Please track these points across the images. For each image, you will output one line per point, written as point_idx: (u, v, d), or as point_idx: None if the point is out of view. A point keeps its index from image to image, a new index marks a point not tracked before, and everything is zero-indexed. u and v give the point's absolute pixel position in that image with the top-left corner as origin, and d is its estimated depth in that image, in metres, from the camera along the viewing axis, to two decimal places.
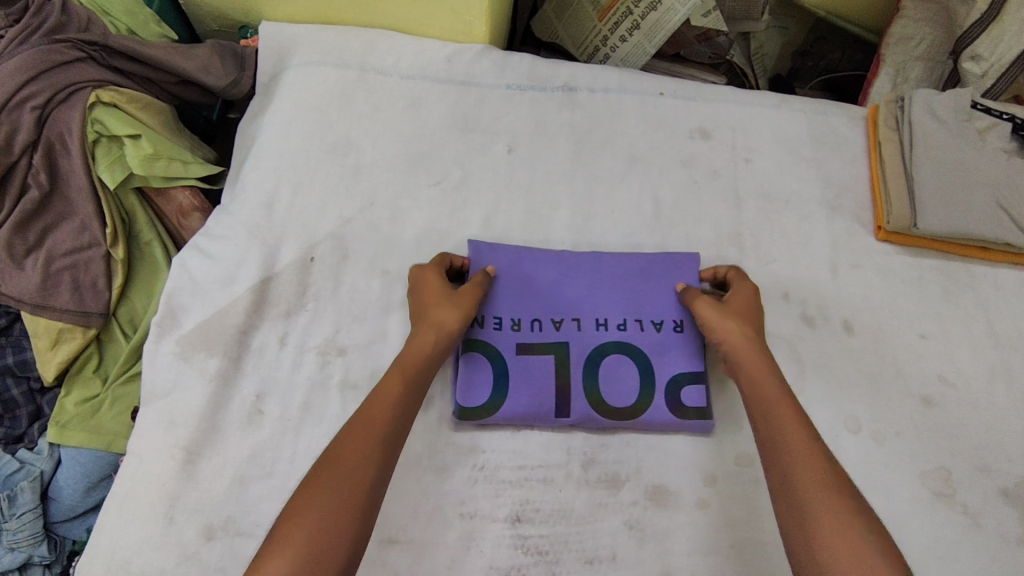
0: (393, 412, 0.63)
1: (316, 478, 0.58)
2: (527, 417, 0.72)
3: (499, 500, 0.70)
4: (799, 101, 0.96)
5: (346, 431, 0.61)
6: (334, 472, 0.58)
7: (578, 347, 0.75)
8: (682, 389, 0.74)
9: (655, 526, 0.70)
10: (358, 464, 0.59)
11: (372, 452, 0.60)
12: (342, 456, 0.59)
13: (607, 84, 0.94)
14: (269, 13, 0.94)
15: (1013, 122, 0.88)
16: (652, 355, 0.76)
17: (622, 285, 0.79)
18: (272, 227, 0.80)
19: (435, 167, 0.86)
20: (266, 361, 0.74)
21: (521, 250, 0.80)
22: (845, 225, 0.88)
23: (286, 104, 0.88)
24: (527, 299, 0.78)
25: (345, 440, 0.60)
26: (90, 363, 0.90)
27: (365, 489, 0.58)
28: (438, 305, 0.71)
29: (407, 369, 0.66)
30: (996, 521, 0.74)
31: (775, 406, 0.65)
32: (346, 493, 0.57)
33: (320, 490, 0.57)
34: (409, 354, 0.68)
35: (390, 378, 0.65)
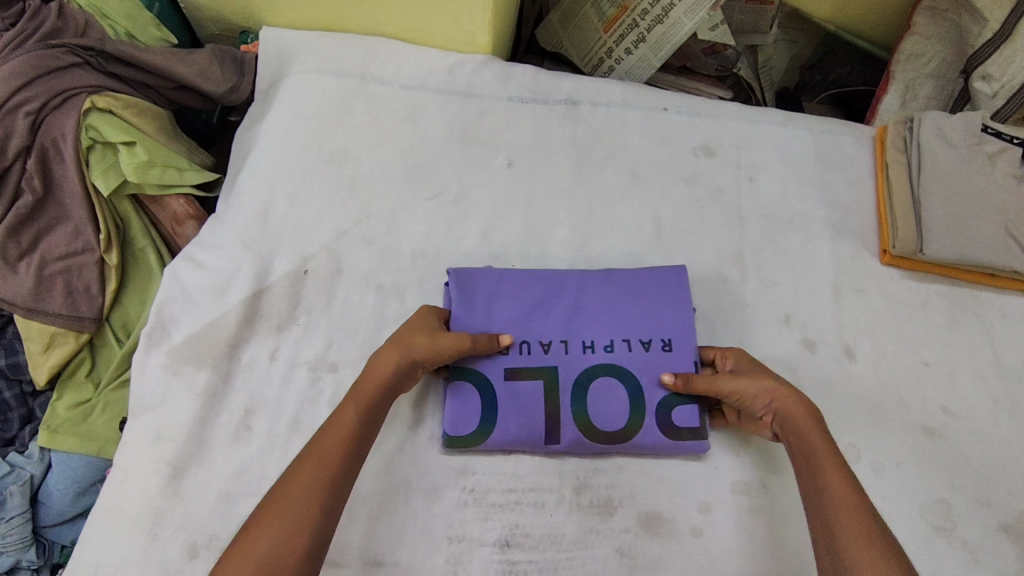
0: (347, 438, 0.62)
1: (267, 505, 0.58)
2: (517, 443, 0.71)
3: (488, 524, 0.69)
4: (805, 119, 0.95)
5: (300, 458, 0.61)
6: (281, 497, 0.58)
7: (567, 370, 0.73)
8: (675, 410, 0.72)
9: (647, 554, 0.69)
10: (301, 489, 0.59)
11: (318, 476, 0.59)
12: (288, 483, 0.59)
13: (610, 98, 0.93)
14: (270, 18, 0.93)
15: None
16: (643, 377, 0.74)
17: (609, 305, 0.76)
18: (266, 239, 0.79)
19: (434, 179, 0.85)
20: (256, 376, 0.73)
21: (503, 272, 0.78)
22: (849, 248, 0.87)
23: (284, 113, 0.87)
24: (512, 321, 0.75)
25: (297, 468, 0.60)
26: (82, 368, 0.89)
27: (308, 513, 0.58)
28: (408, 333, 0.69)
29: (359, 403, 0.64)
30: (998, 557, 0.72)
31: (824, 475, 0.63)
32: (288, 516, 0.57)
33: (274, 515, 0.57)
34: (369, 375, 0.66)
35: (345, 408, 0.65)
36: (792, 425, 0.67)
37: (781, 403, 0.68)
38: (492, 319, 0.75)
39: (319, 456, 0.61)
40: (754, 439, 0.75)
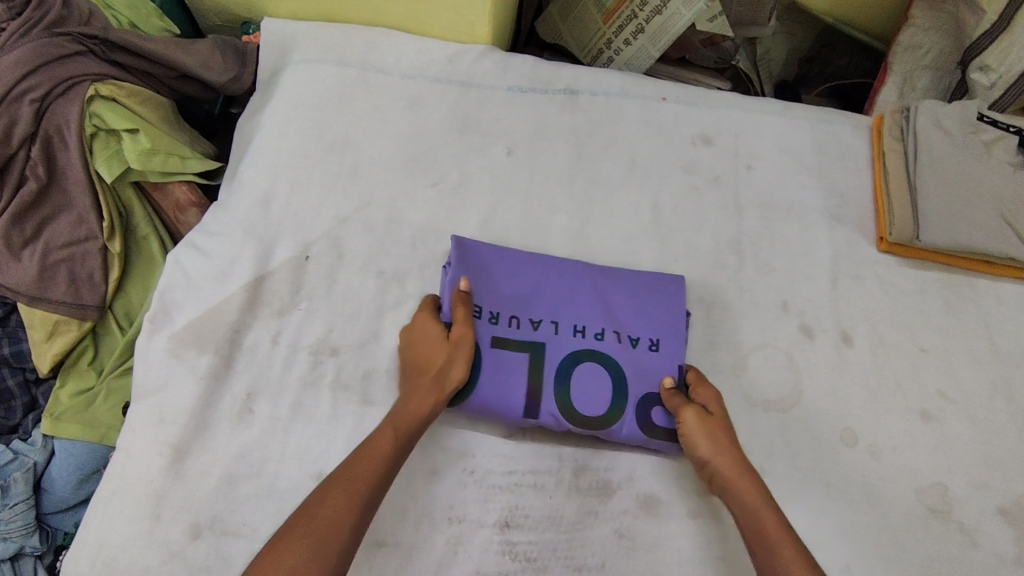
0: (381, 469, 0.62)
1: (295, 524, 0.58)
2: (492, 412, 0.71)
3: (488, 505, 0.69)
4: (802, 108, 0.95)
5: (332, 478, 0.61)
6: (314, 517, 0.58)
7: (553, 350, 0.74)
8: (653, 408, 0.73)
9: (645, 535, 0.69)
10: (340, 512, 0.59)
11: (351, 498, 0.60)
12: (322, 504, 0.59)
13: (609, 87, 0.93)
14: (272, 9, 0.94)
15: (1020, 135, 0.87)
16: (628, 368, 0.74)
17: (603, 297, 0.77)
18: (268, 225, 0.79)
19: (434, 167, 0.85)
20: (259, 360, 0.73)
21: (506, 250, 0.79)
22: (846, 235, 0.87)
23: (285, 102, 0.88)
24: (505, 296, 0.76)
25: (329, 487, 0.60)
26: (85, 355, 0.90)
27: (343, 536, 0.58)
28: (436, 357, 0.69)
29: (399, 428, 0.65)
30: (993, 539, 0.73)
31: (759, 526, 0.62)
32: (319, 539, 0.57)
33: (298, 536, 0.57)
34: (409, 409, 0.66)
35: (381, 437, 0.64)
36: (726, 483, 0.65)
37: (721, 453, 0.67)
38: (486, 291, 0.75)
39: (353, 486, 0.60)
40: (751, 422, 0.76)
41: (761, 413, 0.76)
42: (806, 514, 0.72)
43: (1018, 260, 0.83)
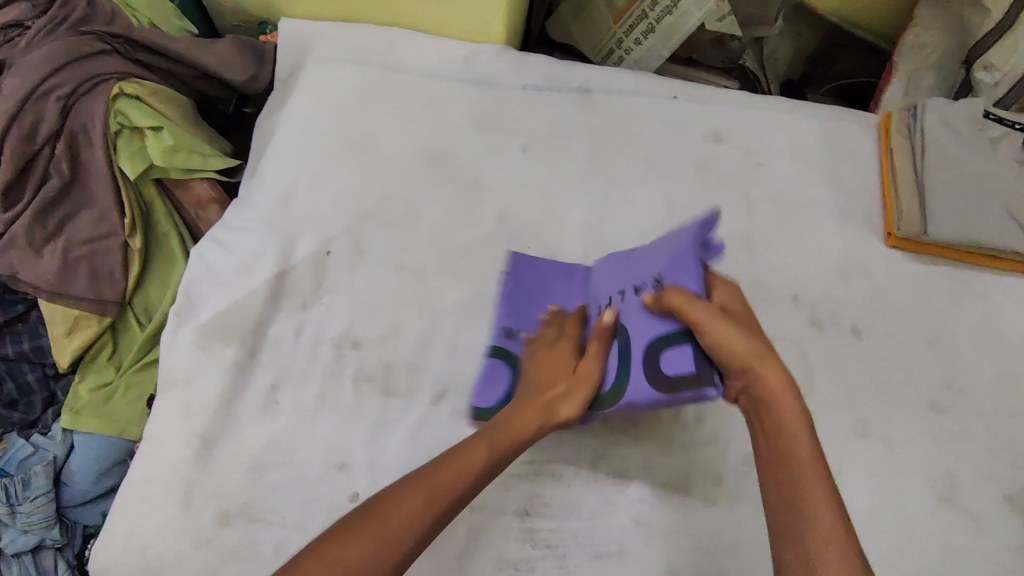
0: (463, 482, 0.57)
1: (367, 517, 0.53)
2: None
3: (509, 494, 0.71)
4: (812, 106, 0.97)
5: (415, 475, 0.57)
6: (386, 517, 0.53)
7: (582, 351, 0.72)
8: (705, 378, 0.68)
9: (662, 523, 0.71)
10: (414, 513, 0.54)
11: (436, 500, 0.55)
12: (399, 505, 0.54)
13: (622, 86, 0.95)
14: (289, 10, 0.96)
15: None
16: None
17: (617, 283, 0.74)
18: (289, 221, 0.81)
19: (452, 165, 0.87)
20: (283, 353, 0.75)
21: (526, 259, 0.80)
22: (856, 231, 0.89)
23: (305, 100, 0.89)
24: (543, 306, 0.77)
25: (412, 483, 0.56)
26: (104, 352, 0.91)
27: (415, 534, 0.53)
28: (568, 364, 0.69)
29: (494, 445, 0.60)
30: (1002, 527, 0.75)
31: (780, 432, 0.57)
32: (386, 537, 0.52)
33: (369, 533, 0.52)
34: (507, 427, 0.63)
35: (472, 449, 0.60)
36: (759, 394, 0.59)
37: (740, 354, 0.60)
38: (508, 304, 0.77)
39: (430, 490, 0.56)
40: None
41: None
42: None
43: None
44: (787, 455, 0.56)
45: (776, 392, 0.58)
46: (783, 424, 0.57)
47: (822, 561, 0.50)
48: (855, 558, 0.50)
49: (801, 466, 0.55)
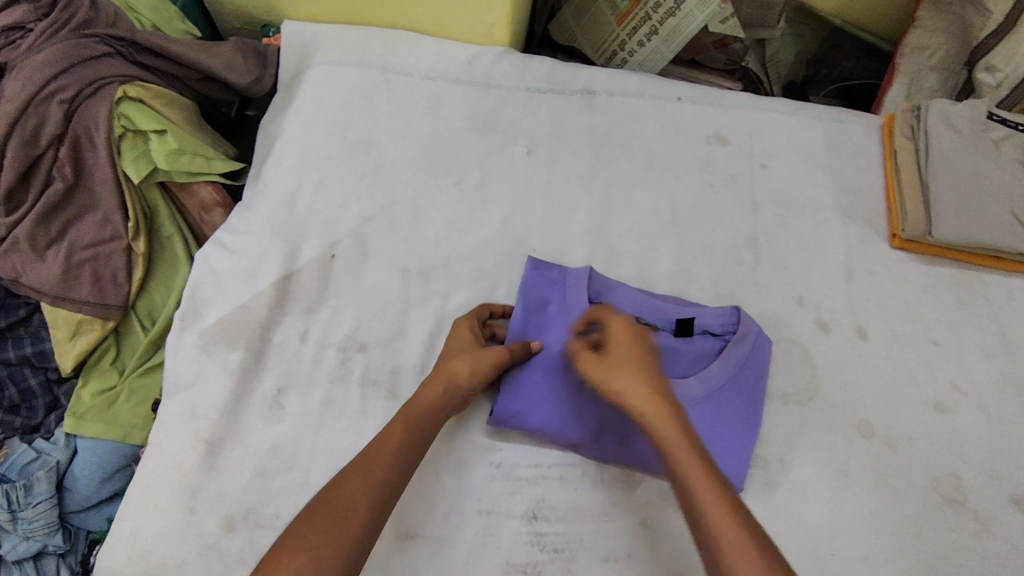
0: (391, 463, 0.62)
1: (315, 508, 0.58)
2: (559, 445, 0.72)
3: (515, 498, 0.71)
4: (814, 108, 0.96)
5: (345, 468, 0.61)
6: (332, 503, 0.58)
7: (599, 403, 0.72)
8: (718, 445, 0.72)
9: (669, 526, 0.71)
10: (357, 493, 0.59)
11: (372, 481, 0.60)
12: (340, 490, 0.59)
13: (625, 87, 0.95)
14: (291, 12, 0.95)
15: None
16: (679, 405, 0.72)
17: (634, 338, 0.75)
18: (293, 224, 0.81)
19: (456, 167, 0.87)
20: (288, 356, 0.74)
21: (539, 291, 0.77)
22: (860, 232, 0.89)
23: (308, 103, 0.89)
24: (637, 303, 0.76)
25: (347, 474, 0.61)
26: (108, 355, 0.91)
27: (366, 509, 0.59)
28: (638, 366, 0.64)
29: (409, 419, 0.66)
30: (1008, 528, 0.75)
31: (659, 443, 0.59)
32: (337, 521, 0.57)
33: (320, 517, 0.57)
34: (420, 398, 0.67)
35: (391, 429, 0.65)
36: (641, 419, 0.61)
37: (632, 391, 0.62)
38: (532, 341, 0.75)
39: (365, 471, 0.61)
40: (770, 416, 0.77)
41: (779, 407, 0.78)
42: (825, 504, 0.74)
43: None
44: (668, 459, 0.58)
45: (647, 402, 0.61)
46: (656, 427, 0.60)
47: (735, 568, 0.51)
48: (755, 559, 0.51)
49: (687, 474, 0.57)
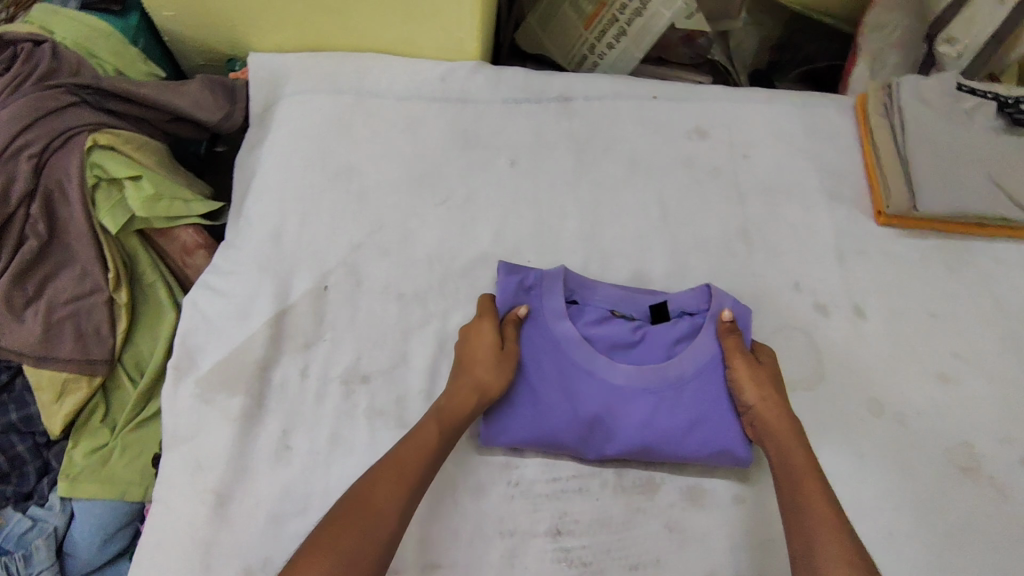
0: (423, 465, 0.64)
1: (345, 511, 0.60)
2: (550, 450, 0.71)
3: (538, 515, 0.69)
4: (788, 94, 0.97)
5: (380, 466, 0.63)
6: (368, 502, 0.60)
7: (586, 401, 0.71)
8: (710, 430, 0.71)
9: (694, 526, 0.70)
10: (391, 496, 0.61)
11: (407, 482, 0.62)
12: (373, 492, 0.61)
13: (602, 91, 0.95)
14: (258, 44, 0.95)
15: (999, 100, 0.89)
16: (660, 392, 0.72)
17: (610, 333, 0.75)
18: (282, 259, 0.79)
19: (442, 185, 0.85)
20: (290, 395, 0.72)
21: (511, 295, 0.76)
22: (846, 213, 0.90)
23: (286, 135, 0.87)
24: (607, 296, 0.77)
25: (380, 476, 0.62)
26: (96, 414, 0.88)
27: (395, 516, 0.60)
28: (779, 392, 0.71)
29: (443, 423, 0.67)
30: (1023, 490, 0.76)
31: (788, 455, 0.67)
32: (370, 523, 0.59)
33: (355, 519, 0.59)
34: (452, 406, 0.68)
35: (425, 429, 0.66)
36: (770, 429, 0.69)
37: (764, 404, 0.70)
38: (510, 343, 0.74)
39: (398, 471, 0.63)
40: None
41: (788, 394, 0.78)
42: (844, 487, 0.74)
43: (1010, 220, 0.87)
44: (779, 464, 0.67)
45: (778, 417, 0.69)
46: (784, 439, 0.68)
47: (823, 556, 0.58)
48: (849, 552, 0.58)
49: (803, 479, 0.65)
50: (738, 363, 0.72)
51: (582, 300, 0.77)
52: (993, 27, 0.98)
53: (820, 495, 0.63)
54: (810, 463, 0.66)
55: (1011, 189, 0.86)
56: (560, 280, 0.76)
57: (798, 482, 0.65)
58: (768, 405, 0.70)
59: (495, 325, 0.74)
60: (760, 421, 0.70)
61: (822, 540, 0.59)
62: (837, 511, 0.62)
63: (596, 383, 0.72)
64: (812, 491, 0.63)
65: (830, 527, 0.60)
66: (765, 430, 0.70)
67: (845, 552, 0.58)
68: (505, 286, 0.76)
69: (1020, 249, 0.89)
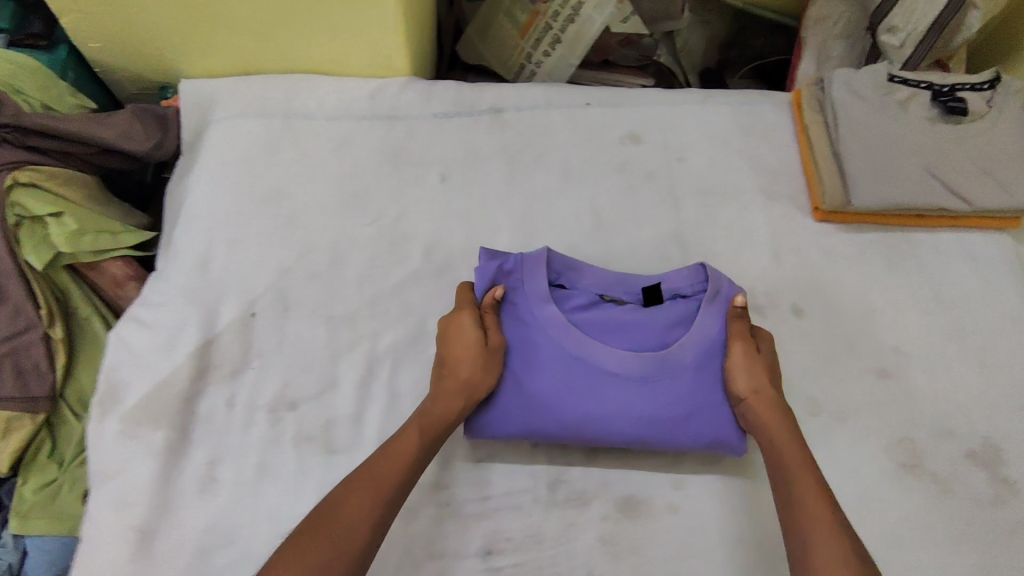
0: (400, 473, 0.64)
1: (313, 524, 0.60)
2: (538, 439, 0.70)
3: (468, 535, 0.69)
4: (723, 94, 0.97)
5: (355, 475, 0.63)
6: (338, 513, 0.60)
7: (580, 388, 0.70)
8: (704, 414, 0.70)
9: (629, 538, 0.69)
10: (361, 508, 0.61)
11: (381, 491, 0.62)
12: (346, 502, 0.61)
13: (534, 100, 0.94)
14: (188, 70, 0.94)
15: (932, 89, 0.88)
16: (655, 378, 0.70)
17: (605, 319, 0.74)
18: (207, 288, 0.78)
19: (371, 204, 0.85)
20: (216, 426, 0.72)
21: (502, 283, 0.75)
22: (783, 211, 0.89)
23: (213, 163, 0.87)
24: (594, 279, 0.77)
25: (353, 487, 0.62)
26: (43, 449, 0.86)
27: (367, 526, 0.60)
28: (773, 379, 0.71)
29: (424, 428, 0.67)
30: (966, 484, 0.75)
31: (781, 447, 0.67)
32: (339, 535, 0.59)
33: (322, 532, 0.59)
34: (436, 408, 0.68)
35: (405, 434, 0.66)
36: (762, 420, 0.69)
37: (758, 393, 0.69)
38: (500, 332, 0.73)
39: (371, 479, 0.63)
40: None
41: None
42: None
43: (949, 210, 0.86)
44: (777, 455, 0.66)
45: (771, 407, 0.69)
46: (774, 431, 0.68)
47: (820, 550, 0.58)
48: (845, 548, 0.58)
49: (796, 469, 0.64)
50: (738, 349, 0.71)
51: (569, 283, 0.77)
52: (934, 15, 0.94)
53: (812, 486, 0.63)
54: (805, 457, 0.65)
55: (948, 178, 0.84)
56: (543, 262, 0.75)
57: (792, 474, 0.64)
58: (762, 397, 0.69)
59: (475, 318, 0.73)
60: (754, 411, 0.69)
61: (815, 534, 0.59)
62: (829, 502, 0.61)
63: (586, 370, 0.71)
64: (805, 483, 0.63)
65: (826, 523, 0.60)
66: (756, 421, 0.69)
67: (844, 552, 0.58)
68: (487, 271, 0.75)
69: (959, 239, 0.89)
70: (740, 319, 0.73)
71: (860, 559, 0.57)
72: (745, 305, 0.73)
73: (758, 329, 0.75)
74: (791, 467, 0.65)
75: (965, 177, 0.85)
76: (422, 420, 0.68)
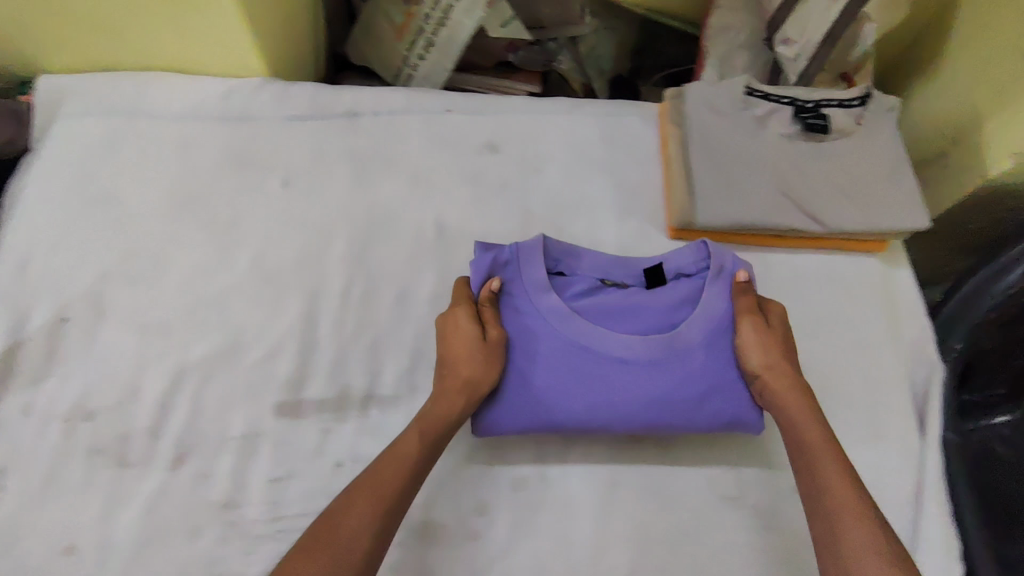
0: (400, 478, 0.64)
1: (317, 538, 0.59)
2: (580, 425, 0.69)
3: (252, 556, 0.66)
4: (590, 105, 0.94)
5: (353, 488, 0.63)
6: (336, 526, 0.60)
7: (586, 373, 0.70)
8: (721, 397, 0.70)
9: (417, 565, 0.67)
10: (363, 518, 0.60)
11: (380, 500, 0.62)
12: (343, 514, 0.61)
13: (391, 105, 0.91)
14: (48, 65, 0.91)
15: (795, 104, 0.85)
16: (651, 365, 0.70)
17: (602, 306, 0.74)
18: (22, 291, 0.76)
19: (205, 209, 0.83)
20: (10, 435, 0.70)
21: (502, 270, 0.75)
22: (635, 227, 0.86)
23: (50, 160, 0.85)
24: (596, 265, 0.78)
25: (350, 500, 0.62)
26: None
27: (370, 536, 0.60)
28: (785, 356, 0.71)
29: (425, 431, 0.67)
30: (788, 519, 0.71)
31: (798, 427, 0.67)
32: (342, 549, 0.58)
33: (326, 544, 0.59)
34: (438, 408, 0.68)
35: (405, 440, 0.66)
36: (780, 401, 0.69)
37: (772, 373, 0.69)
38: (501, 322, 0.73)
39: (376, 487, 0.63)
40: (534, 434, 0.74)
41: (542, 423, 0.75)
42: (591, 520, 0.69)
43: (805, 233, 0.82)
44: (801, 437, 0.67)
45: (786, 388, 0.69)
46: (795, 416, 0.68)
47: (851, 535, 0.59)
48: (885, 536, 0.59)
49: (818, 452, 0.65)
50: (746, 327, 0.72)
51: (569, 271, 0.77)
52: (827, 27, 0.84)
53: (841, 467, 0.64)
54: (828, 438, 0.66)
55: (802, 200, 0.81)
56: (530, 253, 0.75)
57: (816, 458, 0.65)
58: (789, 376, 0.70)
59: (472, 313, 0.73)
60: (775, 391, 0.69)
61: (845, 519, 0.60)
62: (853, 487, 0.62)
63: (594, 354, 0.71)
64: (828, 471, 0.63)
65: (855, 513, 0.60)
66: (775, 402, 0.69)
67: (877, 537, 0.59)
68: (483, 262, 0.74)
69: (818, 262, 0.86)
70: (747, 295, 0.74)
71: (892, 547, 0.58)
72: (748, 282, 0.74)
73: (770, 303, 0.75)
74: (811, 454, 0.65)
75: (819, 196, 0.82)
76: (428, 415, 0.68)
